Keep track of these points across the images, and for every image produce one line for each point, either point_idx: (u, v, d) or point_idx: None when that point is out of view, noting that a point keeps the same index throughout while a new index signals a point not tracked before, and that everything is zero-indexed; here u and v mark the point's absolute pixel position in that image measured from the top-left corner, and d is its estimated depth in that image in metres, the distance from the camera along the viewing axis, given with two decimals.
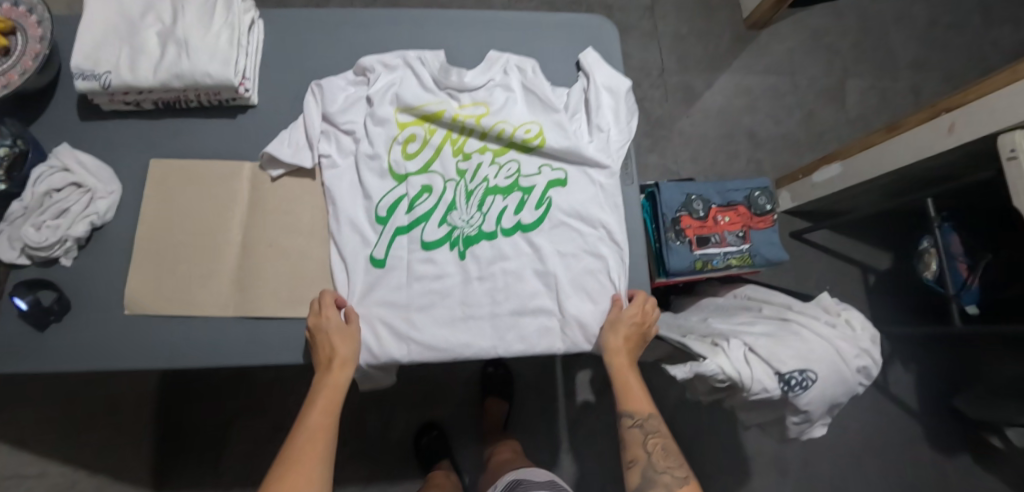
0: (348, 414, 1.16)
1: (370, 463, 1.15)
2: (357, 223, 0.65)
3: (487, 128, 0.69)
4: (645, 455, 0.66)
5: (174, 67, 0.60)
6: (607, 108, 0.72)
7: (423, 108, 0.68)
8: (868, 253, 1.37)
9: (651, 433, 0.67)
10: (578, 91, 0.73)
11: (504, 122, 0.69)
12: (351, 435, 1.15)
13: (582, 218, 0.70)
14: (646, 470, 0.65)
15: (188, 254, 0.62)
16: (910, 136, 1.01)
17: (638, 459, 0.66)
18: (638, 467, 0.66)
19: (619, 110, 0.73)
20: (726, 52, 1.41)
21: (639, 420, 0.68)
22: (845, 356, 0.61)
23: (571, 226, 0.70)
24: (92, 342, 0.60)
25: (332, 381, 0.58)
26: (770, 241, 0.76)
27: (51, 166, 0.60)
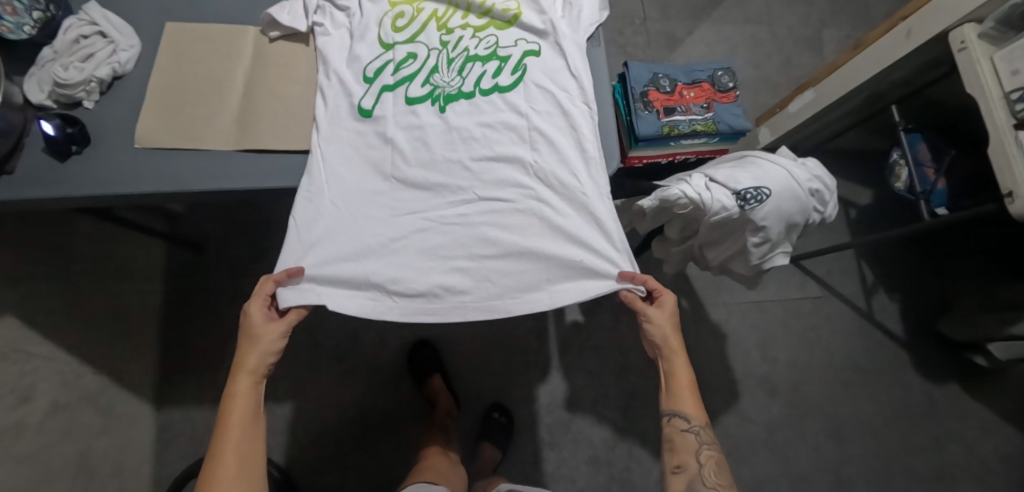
0: (345, 329, 1.20)
1: (363, 378, 1.18)
2: (346, 80, 0.69)
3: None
4: (695, 463, 0.66)
5: None
6: None
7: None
8: (848, 188, 1.42)
9: (705, 444, 0.66)
10: None
11: None
12: (347, 350, 1.19)
13: (554, 80, 0.71)
14: (693, 480, 0.65)
15: (195, 98, 0.68)
16: (873, 50, 1.08)
17: (686, 467, 0.66)
18: (684, 475, 0.66)
19: None
20: (706, 4, 1.50)
21: (695, 427, 0.66)
22: (798, 179, 0.66)
23: (543, 87, 0.70)
24: (107, 171, 0.66)
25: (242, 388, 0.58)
26: (733, 113, 0.82)
27: (81, 20, 0.68)
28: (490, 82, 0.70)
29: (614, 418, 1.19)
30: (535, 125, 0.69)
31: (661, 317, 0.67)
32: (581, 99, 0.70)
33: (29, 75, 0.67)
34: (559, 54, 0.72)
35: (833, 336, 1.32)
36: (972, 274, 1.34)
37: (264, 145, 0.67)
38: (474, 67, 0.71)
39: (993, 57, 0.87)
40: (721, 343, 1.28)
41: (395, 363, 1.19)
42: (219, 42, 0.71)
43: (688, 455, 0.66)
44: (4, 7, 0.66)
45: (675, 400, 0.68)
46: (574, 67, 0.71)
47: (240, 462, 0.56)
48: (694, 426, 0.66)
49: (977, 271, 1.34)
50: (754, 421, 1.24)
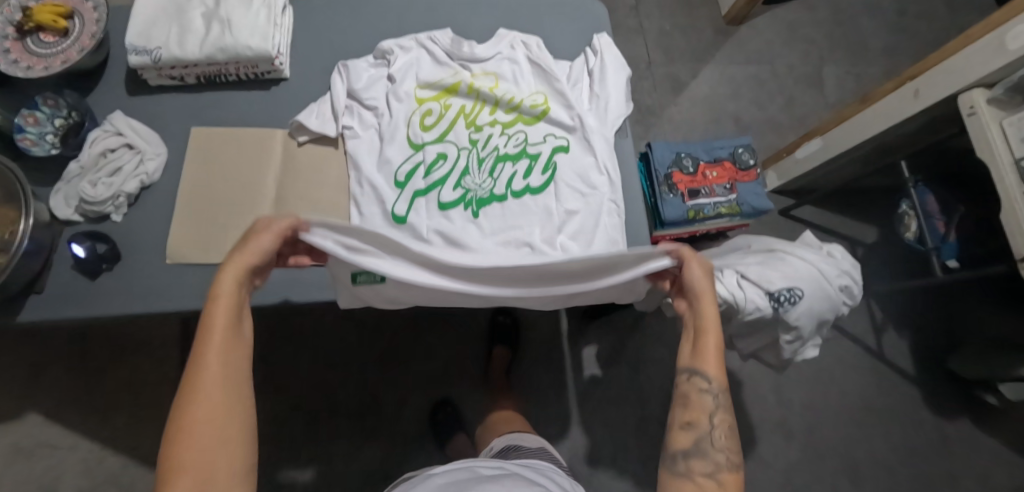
0: (364, 391, 1.20)
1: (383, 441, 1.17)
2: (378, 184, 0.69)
3: (498, 95, 0.73)
4: (706, 419, 0.49)
5: (218, 43, 0.68)
6: (611, 82, 0.76)
7: (443, 85, 0.74)
8: (853, 226, 1.44)
9: (721, 406, 0.49)
10: (580, 65, 0.78)
11: (513, 92, 0.74)
12: (368, 413, 1.18)
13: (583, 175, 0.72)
14: (701, 437, 0.48)
15: (226, 209, 0.68)
16: (881, 106, 1.10)
17: (698, 424, 0.49)
18: (693, 432, 0.48)
19: (621, 88, 0.76)
20: (709, 45, 1.51)
21: (714, 385, 0.49)
22: (828, 276, 0.67)
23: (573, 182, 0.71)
24: (140, 288, 0.65)
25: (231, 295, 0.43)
26: (755, 192, 0.83)
27: (106, 131, 0.67)
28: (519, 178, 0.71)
29: (636, 471, 1.20)
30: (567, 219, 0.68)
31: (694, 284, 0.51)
32: (610, 198, 0.71)
33: (54, 189, 0.66)
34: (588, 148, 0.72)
35: (845, 376, 1.34)
36: (973, 309, 1.38)
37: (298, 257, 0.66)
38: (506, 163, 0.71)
39: (1003, 123, 0.88)
40: (737, 389, 1.30)
41: (414, 424, 1.18)
42: (247, 145, 0.70)
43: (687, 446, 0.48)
44: (27, 118, 0.68)
45: (696, 352, 0.51)
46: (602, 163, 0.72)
47: (227, 388, 0.41)
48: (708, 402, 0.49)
49: (977, 307, 1.37)
50: (773, 466, 1.26)
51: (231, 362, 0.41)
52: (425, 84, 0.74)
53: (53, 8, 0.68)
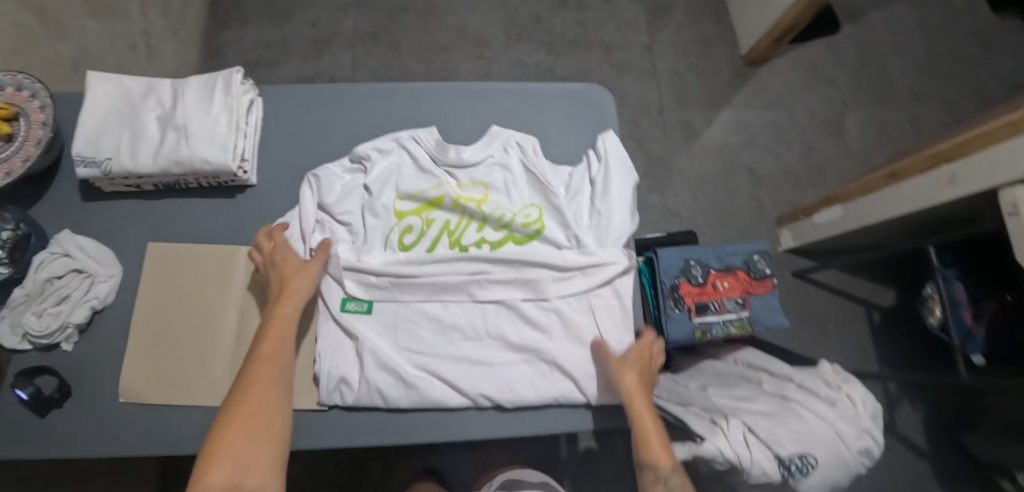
0: (348, 461, 1.16)
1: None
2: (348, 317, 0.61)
3: (486, 211, 0.66)
4: None
5: (172, 154, 0.61)
6: (617, 193, 0.67)
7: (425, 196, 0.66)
8: (871, 289, 1.29)
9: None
10: (581, 171, 0.70)
11: (504, 207, 0.67)
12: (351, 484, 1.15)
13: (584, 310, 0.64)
14: None
15: (184, 341, 0.62)
16: (911, 185, 1.00)
17: None
18: None
19: (626, 199, 0.68)
20: (724, 88, 1.42)
21: (665, 476, 0.53)
22: (846, 438, 0.61)
23: (571, 316, 0.63)
24: (84, 429, 0.60)
25: (287, 312, 0.56)
26: (771, 308, 0.76)
27: (51, 253, 0.61)
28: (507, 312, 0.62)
29: None
30: (560, 365, 0.61)
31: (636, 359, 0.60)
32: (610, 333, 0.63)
33: None
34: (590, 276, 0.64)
35: None
36: None
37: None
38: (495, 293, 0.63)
39: None
40: None
41: None
42: (208, 266, 0.64)
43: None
44: None
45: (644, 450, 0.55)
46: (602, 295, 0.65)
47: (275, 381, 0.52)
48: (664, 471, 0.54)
49: None
50: None
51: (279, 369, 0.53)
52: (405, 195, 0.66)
53: None
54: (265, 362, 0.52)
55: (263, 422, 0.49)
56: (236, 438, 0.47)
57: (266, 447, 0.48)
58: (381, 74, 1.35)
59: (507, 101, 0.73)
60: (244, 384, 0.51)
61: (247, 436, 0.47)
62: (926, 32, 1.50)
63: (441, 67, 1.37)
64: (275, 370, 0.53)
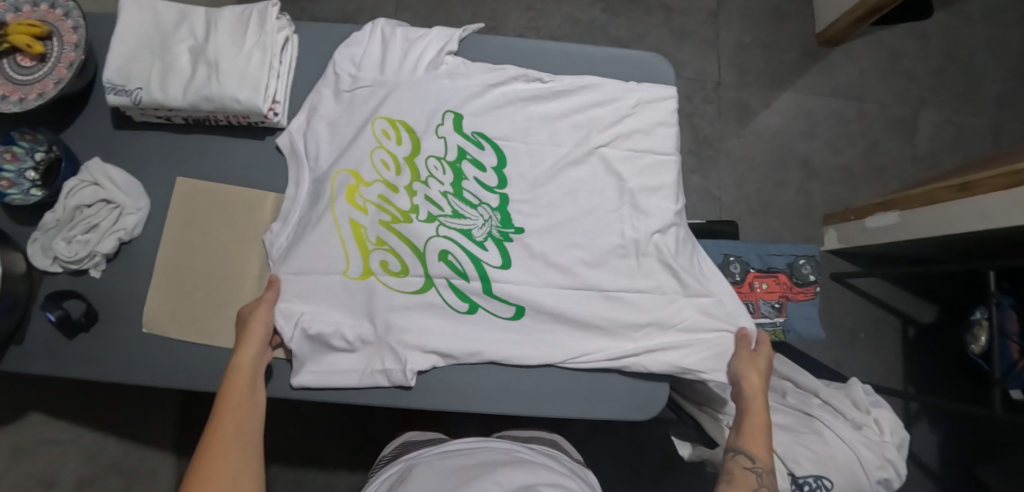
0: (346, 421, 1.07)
1: (331, 462, 1.05)
2: (365, 311, 0.56)
3: (379, 167, 0.59)
4: None
5: (202, 89, 0.59)
6: (640, 132, 0.62)
7: (343, 248, 0.57)
8: (910, 302, 1.21)
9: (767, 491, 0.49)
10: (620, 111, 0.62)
11: (374, 153, 0.59)
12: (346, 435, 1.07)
13: None
14: None
15: (207, 279, 0.62)
16: (985, 200, 0.89)
17: None
18: None
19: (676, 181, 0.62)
20: (790, 69, 1.31)
21: (759, 467, 0.50)
22: (867, 465, 0.58)
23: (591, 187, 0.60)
24: (110, 355, 0.61)
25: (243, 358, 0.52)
26: (807, 316, 0.72)
27: (82, 180, 0.61)
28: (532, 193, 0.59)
29: None
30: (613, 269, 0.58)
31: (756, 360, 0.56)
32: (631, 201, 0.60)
33: (31, 237, 0.61)
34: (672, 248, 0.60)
35: None
36: None
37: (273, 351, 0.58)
38: (548, 188, 0.59)
39: None
40: None
41: None
42: (233, 210, 0.63)
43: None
44: (4, 154, 0.59)
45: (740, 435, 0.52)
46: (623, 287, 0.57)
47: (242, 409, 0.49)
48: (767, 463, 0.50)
49: None
50: None
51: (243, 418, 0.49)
52: (347, 265, 0.56)
53: (28, 26, 0.59)
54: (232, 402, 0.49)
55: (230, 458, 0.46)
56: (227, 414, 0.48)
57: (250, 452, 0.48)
58: (425, 17, 1.29)
59: (556, 63, 0.67)
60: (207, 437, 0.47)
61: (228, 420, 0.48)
62: None
63: (490, 15, 1.29)
64: (251, 402, 0.50)
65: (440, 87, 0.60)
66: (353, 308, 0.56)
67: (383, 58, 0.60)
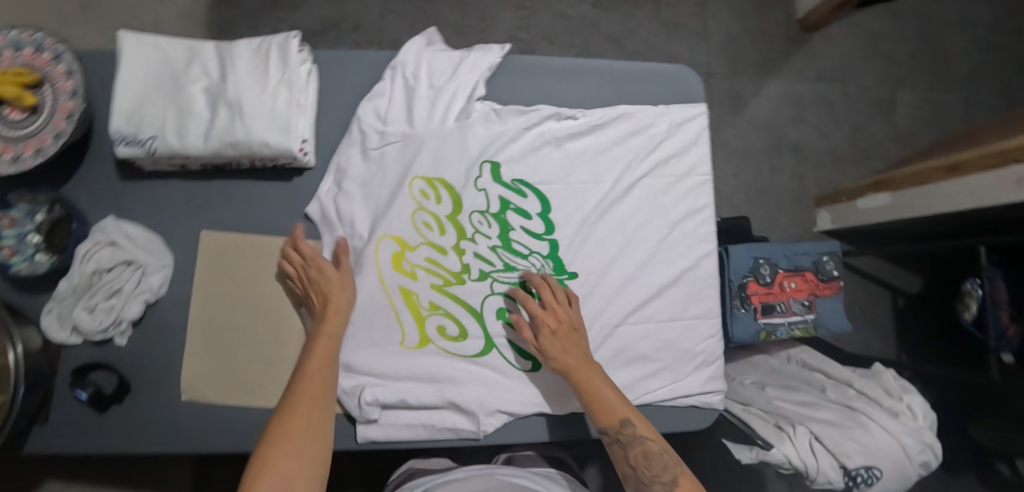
0: None
1: None
2: (429, 375, 0.58)
3: (421, 231, 0.61)
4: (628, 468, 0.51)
5: (226, 135, 0.54)
6: (675, 157, 0.65)
7: (398, 317, 0.59)
8: (899, 273, 1.29)
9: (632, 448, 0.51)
10: (654, 140, 0.65)
11: (413, 217, 0.60)
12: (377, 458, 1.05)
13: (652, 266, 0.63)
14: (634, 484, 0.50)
15: (248, 338, 0.59)
16: (975, 180, 0.95)
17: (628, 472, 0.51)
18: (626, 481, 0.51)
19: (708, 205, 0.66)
20: (778, 56, 1.34)
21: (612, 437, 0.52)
22: (910, 452, 0.62)
23: (634, 220, 0.63)
24: (149, 427, 0.58)
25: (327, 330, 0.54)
26: (833, 311, 0.76)
27: (97, 242, 0.56)
28: (579, 227, 0.62)
29: None
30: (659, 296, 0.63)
31: (546, 332, 0.56)
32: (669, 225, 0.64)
33: (45, 308, 0.56)
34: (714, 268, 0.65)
35: None
36: None
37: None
38: (593, 221, 0.63)
39: None
40: None
41: None
42: (268, 262, 0.60)
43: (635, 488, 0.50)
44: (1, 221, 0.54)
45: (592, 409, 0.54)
46: (667, 313, 0.63)
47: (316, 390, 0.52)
48: (627, 426, 0.52)
49: None
50: None
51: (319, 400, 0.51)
52: (404, 335, 0.59)
53: (15, 76, 0.52)
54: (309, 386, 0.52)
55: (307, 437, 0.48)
56: (280, 460, 0.45)
57: (314, 452, 0.48)
58: (412, 21, 1.25)
59: (589, 79, 0.65)
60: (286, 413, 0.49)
61: (290, 465, 0.46)
62: (993, 4, 1.39)
63: (478, 16, 1.26)
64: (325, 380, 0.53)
65: (477, 136, 0.61)
66: (417, 375, 0.58)
67: (411, 108, 0.61)
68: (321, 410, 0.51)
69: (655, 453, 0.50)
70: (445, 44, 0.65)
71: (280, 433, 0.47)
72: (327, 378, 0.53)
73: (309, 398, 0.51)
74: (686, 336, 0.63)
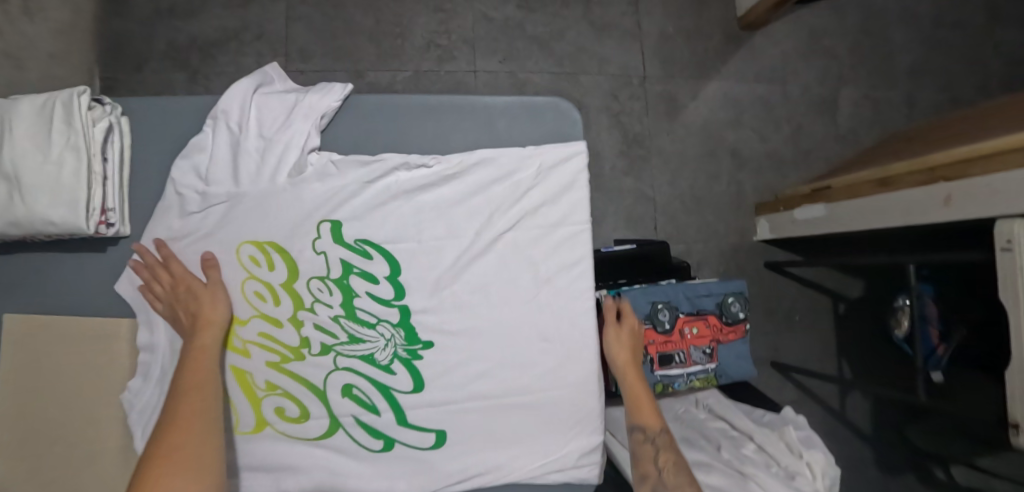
0: None
1: None
2: (266, 465, 0.54)
3: (254, 303, 0.55)
4: (656, 471, 0.54)
5: (4, 213, 0.48)
6: (546, 205, 0.58)
7: (230, 401, 0.54)
8: (840, 281, 1.25)
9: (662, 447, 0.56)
10: (522, 188, 0.57)
11: (244, 289, 0.55)
12: None
13: (517, 329, 0.57)
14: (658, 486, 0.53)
15: (61, 434, 0.53)
16: (905, 196, 0.90)
17: (649, 474, 0.54)
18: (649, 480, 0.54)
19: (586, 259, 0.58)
20: (715, 55, 1.26)
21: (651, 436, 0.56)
22: None
23: (497, 281, 0.57)
24: None
25: (205, 343, 0.51)
26: (738, 356, 0.72)
27: None
28: (432, 291, 0.56)
29: None
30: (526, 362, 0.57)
31: (621, 335, 0.61)
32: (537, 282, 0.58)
33: None
34: (592, 327, 0.59)
35: None
36: None
37: None
38: (450, 285, 0.56)
39: None
40: None
41: None
42: (81, 347, 0.54)
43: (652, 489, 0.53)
44: None
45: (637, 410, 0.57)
46: (535, 382, 0.57)
47: (200, 398, 0.46)
48: (662, 432, 0.57)
49: None
50: None
51: (206, 407, 0.46)
52: (239, 420, 0.54)
53: None
54: (192, 395, 0.46)
55: (194, 450, 0.43)
56: (166, 480, 0.40)
57: (207, 468, 0.42)
58: (320, 29, 1.14)
59: (449, 119, 0.58)
60: (161, 433, 0.43)
61: (179, 487, 0.40)
62: None
63: (393, 20, 1.16)
64: (210, 388, 0.48)
65: (310, 193, 0.54)
66: (254, 464, 0.54)
67: (236, 164, 0.54)
68: (207, 419, 0.45)
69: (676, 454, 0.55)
70: (283, 86, 0.58)
71: (162, 450, 0.42)
72: (211, 389, 0.48)
73: (192, 410, 0.45)
74: (558, 407, 0.58)
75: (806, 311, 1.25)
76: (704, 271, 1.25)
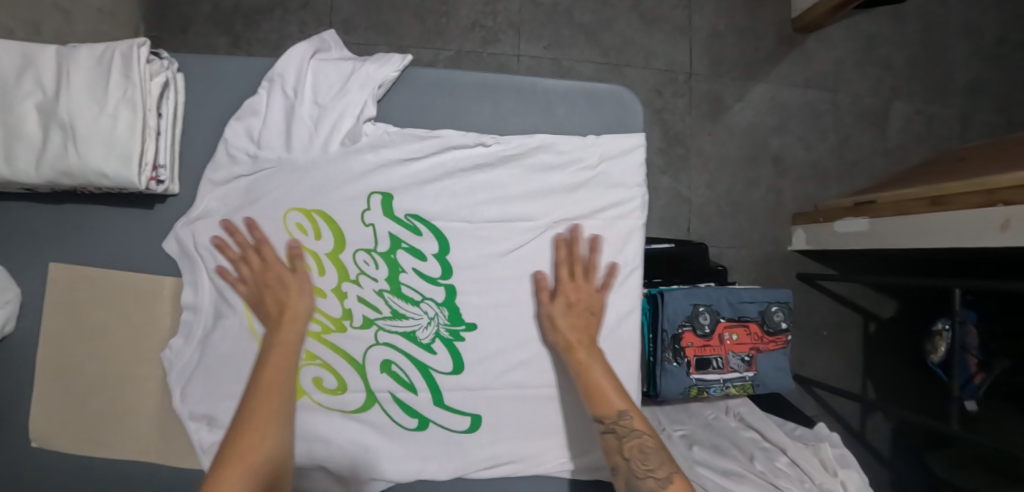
0: None
1: None
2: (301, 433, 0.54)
3: (297, 271, 0.54)
4: (624, 461, 0.48)
5: (58, 162, 0.48)
6: (601, 197, 0.57)
7: None
8: (872, 299, 1.23)
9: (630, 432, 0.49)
10: (577, 177, 0.56)
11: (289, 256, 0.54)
12: None
13: None
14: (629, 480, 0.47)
15: (100, 384, 0.53)
16: (957, 217, 0.86)
17: (620, 466, 0.48)
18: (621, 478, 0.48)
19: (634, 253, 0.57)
20: (765, 58, 1.22)
21: (611, 422, 0.50)
22: None
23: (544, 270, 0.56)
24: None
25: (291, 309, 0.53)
26: (776, 368, 0.70)
27: None
28: (477, 275, 0.55)
29: None
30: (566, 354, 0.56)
31: (560, 318, 0.54)
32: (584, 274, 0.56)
33: None
34: (636, 324, 0.57)
35: None
36: None
37: (182, 461, 0.54)
38: (497, 270, 0.55)
39: None
40: None
41: None
42: (125, 301, 0.54)
43: (626, 486, 0.47)
44: None
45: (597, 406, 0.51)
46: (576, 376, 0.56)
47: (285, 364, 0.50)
48: (625, 418, 0.49)
49: None
50: None
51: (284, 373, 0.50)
52: None
53: None
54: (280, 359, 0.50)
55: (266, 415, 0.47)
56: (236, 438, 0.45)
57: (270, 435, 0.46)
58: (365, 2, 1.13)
59: (508, 101, 0.57)
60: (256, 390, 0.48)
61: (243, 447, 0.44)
62: (1002, 11, 1.27)
63: None
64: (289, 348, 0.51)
65: (363, 165, 0.53)
66: None
67: (290, 129, 0.53)
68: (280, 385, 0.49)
69: (651, 448, 0.48)
70: (341, 53, 0.56)
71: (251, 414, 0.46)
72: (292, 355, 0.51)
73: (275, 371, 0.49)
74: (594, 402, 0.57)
75: (836, 328, 1.22)
76: (734, 277, 1.23)
